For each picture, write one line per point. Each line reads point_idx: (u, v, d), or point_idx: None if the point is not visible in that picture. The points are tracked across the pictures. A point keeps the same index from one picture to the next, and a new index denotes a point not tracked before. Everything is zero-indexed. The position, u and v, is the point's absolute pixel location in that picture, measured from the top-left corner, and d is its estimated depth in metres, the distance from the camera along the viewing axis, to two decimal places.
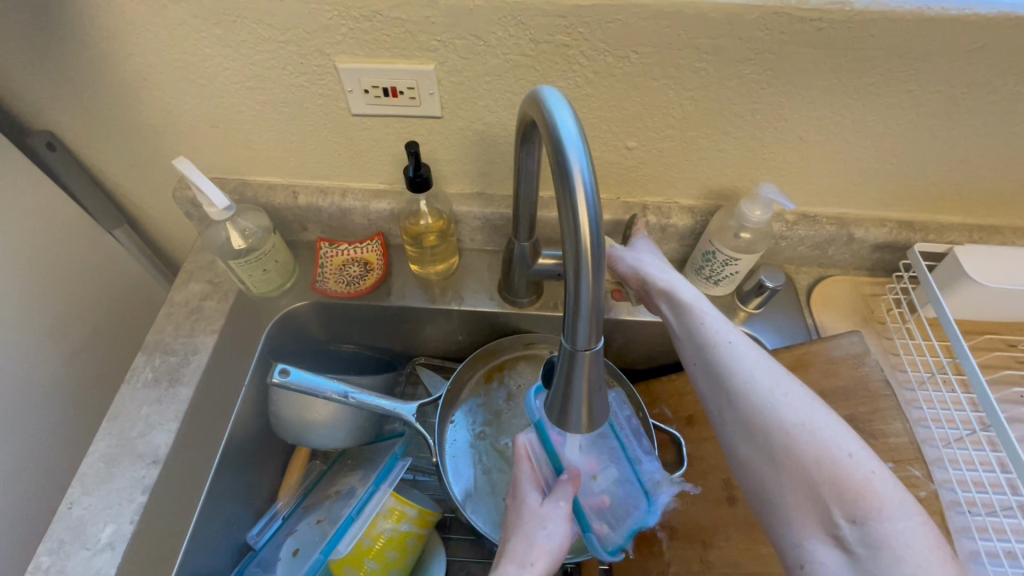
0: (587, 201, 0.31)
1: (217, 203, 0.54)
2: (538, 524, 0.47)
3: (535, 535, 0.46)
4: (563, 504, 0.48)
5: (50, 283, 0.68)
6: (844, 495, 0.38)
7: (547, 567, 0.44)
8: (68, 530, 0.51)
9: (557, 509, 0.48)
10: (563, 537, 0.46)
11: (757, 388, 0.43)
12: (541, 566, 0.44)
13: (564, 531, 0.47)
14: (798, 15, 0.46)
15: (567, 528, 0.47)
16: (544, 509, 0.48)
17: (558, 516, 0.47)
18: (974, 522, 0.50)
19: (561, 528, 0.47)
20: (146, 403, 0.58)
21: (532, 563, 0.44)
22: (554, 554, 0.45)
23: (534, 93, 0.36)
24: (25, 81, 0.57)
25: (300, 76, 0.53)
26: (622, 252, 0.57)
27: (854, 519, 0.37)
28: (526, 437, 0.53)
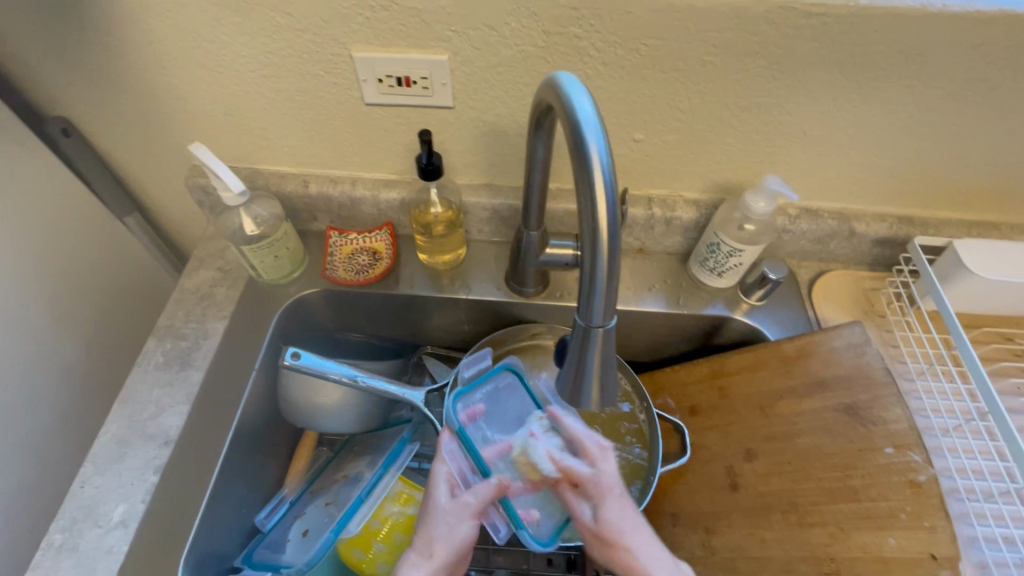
0: (604, 182, 0.32)
1: (232, 187, 0.55)
2: (443, 520, 0.49)
3: (439, 528, 0.48)
4: (472, 501, 0.50)
5: (61, 269, 0.69)
6: None
7: (446, 560, 0.47)
8: (80, 509, 0.52)
9: (464, 507, 0.50)
10: (466, 534, 0.49)
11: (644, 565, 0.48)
12: (439, 559, 0.47)
13: (468, 531, 0.49)
14: (804, 10, 0.47)
15: (468, 526, 0.49)
16: (450, 506, 0.50)
17: (465, 512, 0.49)
18: (972, 508, 0.51)
19: (466, 527, 0.49)
20: (157, 385, 0.59)
21: (431, 554, 0.48)
22: (451, 548, 0.48)
23: (551, 78, 0.37)
24: (44, 68, 0.58)
25: (316, 64, 0.54)
26: None
27: None
28: (449, 441, 0.54)
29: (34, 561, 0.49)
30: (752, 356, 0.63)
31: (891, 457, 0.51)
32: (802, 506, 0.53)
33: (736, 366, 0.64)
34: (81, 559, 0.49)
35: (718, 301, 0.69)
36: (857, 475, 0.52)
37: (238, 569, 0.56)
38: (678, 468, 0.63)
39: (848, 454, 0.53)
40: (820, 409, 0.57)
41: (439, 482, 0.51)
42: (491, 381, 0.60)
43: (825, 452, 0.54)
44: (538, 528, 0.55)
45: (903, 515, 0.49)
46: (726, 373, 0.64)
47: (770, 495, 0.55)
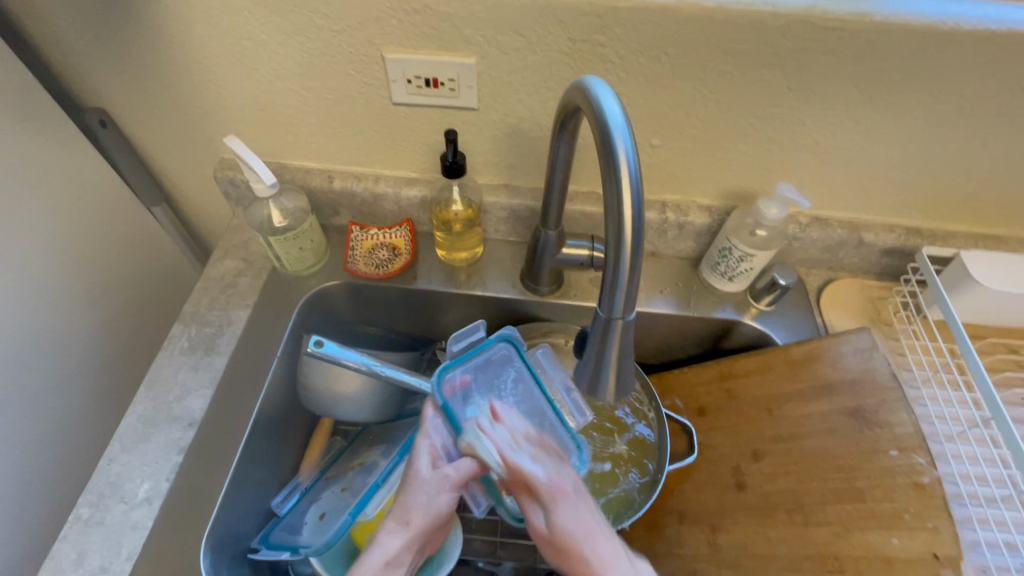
0: (631, 181, 0.34)
1: (263, 178, 0.57)
2: (420, 490, 0.49)
3: (417, 497, 0.49)
4: (453, 475, 0.50)
5: (90, 254, 0.71)
6: None
7: (421, 528, 0.49)
8: (107, 484, 0.53)
9: (444, 479, 0.50)
10: (445, 504, 0.50)
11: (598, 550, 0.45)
12: (416, 527, 0.48)
13: (447, 502, 0.50)
14: (821, 24, 0.49)
15: (447, 498, 0.50)
16: (430, 477, 0.50)
17: (445, 485, 0.50)
18: (974, 513, 0.52)
19: (445, 498, 0.50)
20: (182, 368, 0.61)
21: (408, 522, 0.48)
22: (430, 515, 0.49)
23: (580, 82, 0.39)
24: (86, 60, 0.60)
25: (348, 64, 0.57)
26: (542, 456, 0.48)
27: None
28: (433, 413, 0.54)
29: (63, 533, 0.51)
30: (761, 359, 0.65)
31: (896, 459, 0.53)
32: (807, 506, 0.54)
33: (745, 369, 0.65)
34: (108, 533, 0.51)
35: (727, 305, 0.70)
36: (862, 476, 0.53)
37: (255, 549, 0.58)
38: (685, 466, 0.65)
39: (854, 456, 0.54)
40: (826, 411, 0.58)
41: (422, 453, 0.51)
42: (482, 354, 0.60)
43: (831, 453, 0.55)
44: (516, 503, 0.56)
45: (906, 515, 0.50)
46: (734, 376, 0.66)
47: (775, 494, 0.57)
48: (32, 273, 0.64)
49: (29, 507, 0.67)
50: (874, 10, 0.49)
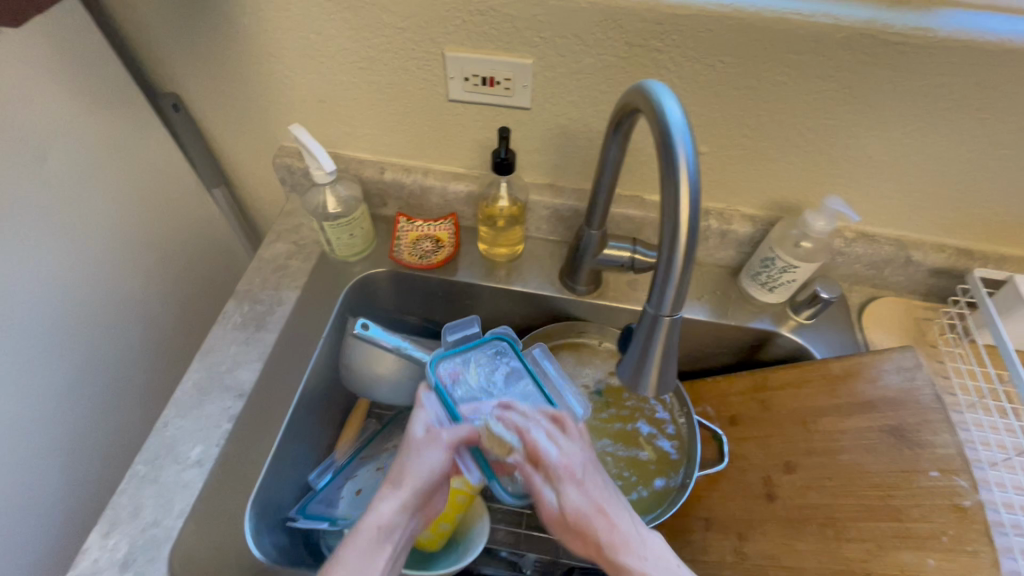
0: (689, 180, 0.35)
1: (323, 165, 0.59)
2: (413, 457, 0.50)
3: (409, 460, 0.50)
4: (445, 436, 0.50)
5: (154, 231, 0.75)
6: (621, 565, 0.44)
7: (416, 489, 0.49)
8: (162, 446, 0.57)
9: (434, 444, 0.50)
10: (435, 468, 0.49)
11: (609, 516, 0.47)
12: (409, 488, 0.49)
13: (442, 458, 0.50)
14: (882, 38, 0.49)
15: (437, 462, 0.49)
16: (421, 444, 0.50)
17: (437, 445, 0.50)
18: (1015, 543, 0.50)
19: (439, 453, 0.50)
20: (234, 342, 0.64)
21: (401, 484, 0.49)
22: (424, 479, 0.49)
23: (641, 84, 0.40)
24: (166, 49, 0.64)
25: (409, 60, 0.59)
26: (560, 432, 0.50)
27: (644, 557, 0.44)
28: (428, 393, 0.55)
29: (120, 487, 0.54)
30: (797, 371, 0.64)
31: (936, 480, 0.52)
32: (840, 521, 0.54)
33: (780, 381, 0.65)
34: (161, 491, 0.54)
35: (765, 315, 0.70)
36: (899, 495, 0.52)
37: (293, 518, 0.59)
38: (715, 474, 0.64)
39: (891, 474, 0.54)
40: (864, 428, 0.57)
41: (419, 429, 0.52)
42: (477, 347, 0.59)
43: (868, 471, 0.55)
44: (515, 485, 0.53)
45: (944, 537, 0.49)
46: (770, 388, 0.65)
47: (807, 507, 0.56)
48: (105, 246, 0.68)
49: (84, 469, 0.71)
50: (937, 26, 0.49)
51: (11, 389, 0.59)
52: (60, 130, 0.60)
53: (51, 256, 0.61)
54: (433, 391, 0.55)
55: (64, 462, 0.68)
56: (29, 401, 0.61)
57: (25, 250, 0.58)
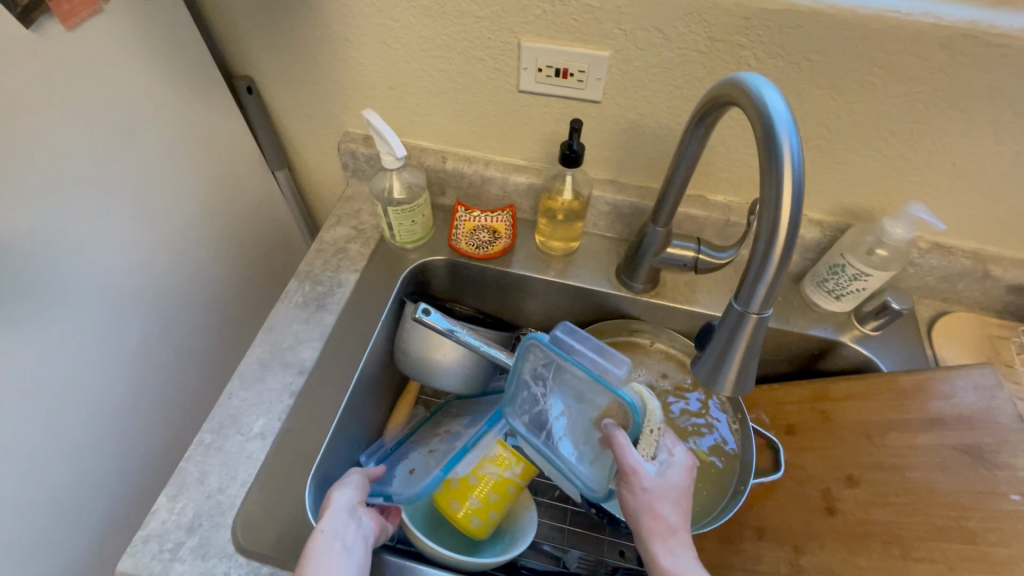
0: (793, 174, 0.34)
1: (394, 151, 0.60)
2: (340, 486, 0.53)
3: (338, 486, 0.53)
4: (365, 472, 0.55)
5: (222, 211, 0.78)
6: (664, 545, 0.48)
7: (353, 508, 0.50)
8: (226, 416, 0.58)
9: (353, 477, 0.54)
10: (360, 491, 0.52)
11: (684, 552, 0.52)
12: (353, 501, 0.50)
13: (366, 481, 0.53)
14: (985, 39, 0.47)
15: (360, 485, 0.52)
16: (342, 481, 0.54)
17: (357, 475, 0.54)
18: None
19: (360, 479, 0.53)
20: (296, 321, 0.66)
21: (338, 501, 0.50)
22: (352, 499, 0.51)
23: (737, 77, 0.39)
24: (247, 32, 0.66)
25: (483, 50, 0.59)
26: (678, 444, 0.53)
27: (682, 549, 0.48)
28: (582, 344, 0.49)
29: (187, 454, 0.56)
30: (862, 384, 0.62)
31: (1017, 504, 0.49)
32: (907, 540, 0.52)
33: (843, 393, 0.63)
34: (225, 459, 0.56)
35: (828, 324, 0.68)
36: (973, 517, 0.50)
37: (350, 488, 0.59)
38: (770, 483, 0.63)
39: (966, 495, 0.51)
40: (937, 446, 0.55)
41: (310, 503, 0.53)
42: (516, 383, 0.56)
43: (940, 490, 0.53)
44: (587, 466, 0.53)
45: None
46: (832, 399, 0.63)
47: (871, 523, 0.54)
48: (179, 223, 0.70)
49: (148, 439, 0.73)
50: None
51: (90, 355, 0.61)
52: (149, 108, 0.62)
53: (133, 229, 0.64)
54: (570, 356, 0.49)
55: (133, 430, 0.70)
56: (106, 368, 0.64)
57: (111, 222, 0.61)
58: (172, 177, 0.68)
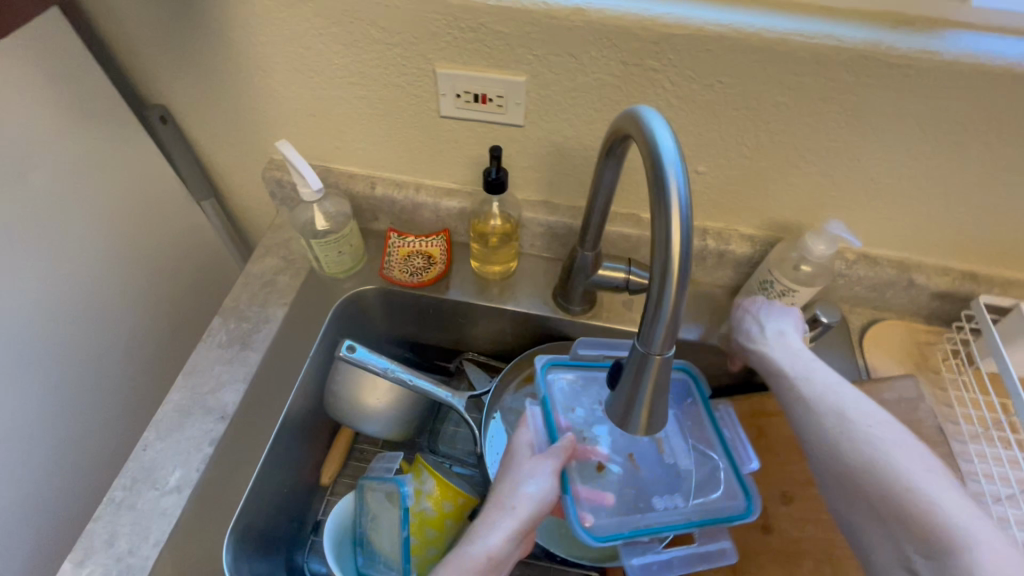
0: (680, 213, 0.33)
1: (310, 183, 0.58)
2: (525, 473, 0.48)
3: (524, 484, 0.47)
4: (553, 461, 0.49)
5: (136, 243, 0.74)
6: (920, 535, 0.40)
7: (529, 517, 0.46)
8: (141, 470, 0.55)
9: (544, 465, 0.49)
10: (552, 491, 0.48)
11: (903, 472, 0.42)
12: (522, 514, 0.46)
13: (552, 484, 0.48)
14: (885, 60, 0.48)
15: (553, 484, 0.48)
16: (531, 462, 0.49)
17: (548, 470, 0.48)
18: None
19: (548, 479, 0.48)
20: (219, 361, 0.63)
21: (515, 507, 0.47)
22: (536, 501, 0.47)
23: (634, 111, 0.39)
24: (153, 60, 0.63)
25: (400, 76, 0.58)
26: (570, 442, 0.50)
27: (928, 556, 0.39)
28: (532, 408, 0.55)
29: (96, 514, 0.53)
30: None
31: None
32: (837, 556, 0.54)
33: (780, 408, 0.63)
34: (137, 518, 0.53)
35: None
36: None
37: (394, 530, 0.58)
38: None
39: None
40: None
41: (532, 407, 0.55)
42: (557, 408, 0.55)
43: None
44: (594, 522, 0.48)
45: None
46: (770, 414, 0.63)
47: (805, 541, 0.55)
48: (77, 256, 0.67)
49: (51, 487, 0.69)
50: (944, 49, 0.47)
51: None
52: (25, 140, 0.59)
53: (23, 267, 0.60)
54: (538, 409, 0.55)
55: (36, 477, 0.66)
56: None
57: None
58: (63, 211, 0.64)
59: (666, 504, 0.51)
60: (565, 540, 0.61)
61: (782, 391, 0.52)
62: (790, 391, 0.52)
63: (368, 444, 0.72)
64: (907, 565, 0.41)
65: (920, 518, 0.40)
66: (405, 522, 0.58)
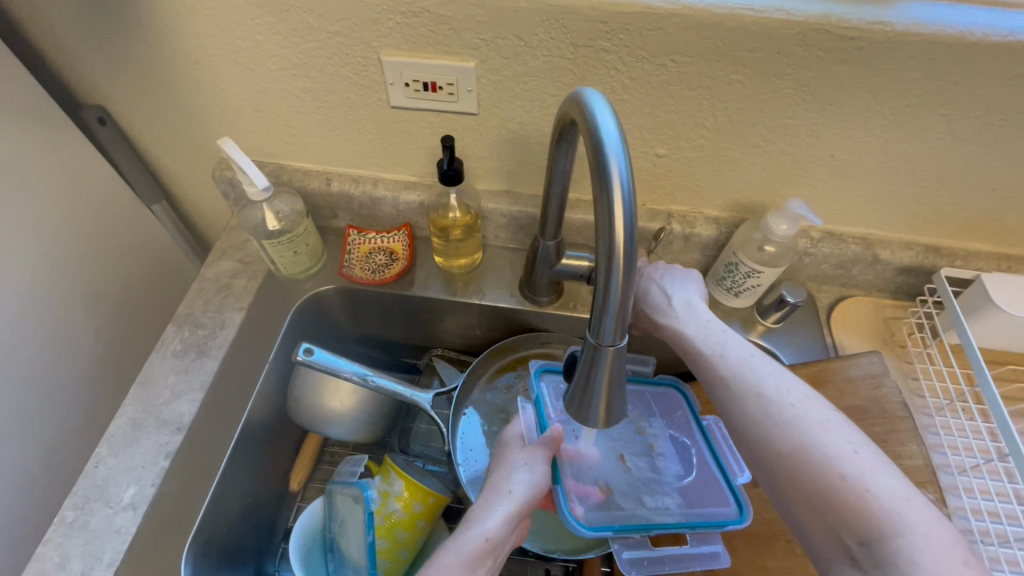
0: (624, 198, 0.32)
1: (256, 182, 0.56)
2: (517, 461, 0.47)
3: (516, 470, 0.46)
4: (544, 449, 0.47)
5: (85, 251, 0.71)
6: (849, 519, 0.37)
7: (524, 501, 0.45)
8: (93, 488, 0.53)
9: (535, 453, 0.47)
10: (542, 478, 0.46)
11: (835, 458, 0.38)
12: (517, 498, 0.45)
13: (545, 473, 0.47)
14: (837, 33, 0.47)
15: (544, 471, 0.46)
16: (523, 450, 0.47)
17: (539, 458, 0.47)
18: (1001, 554, 0.48)
19: (542, 468, 0.47)
20: (173, 371, 0.60)
21: (510, 489, 0.45)
22: (529, 488, 0.45)
23: (577, 94, 0.37)
24: (84, 56, 0.59)
25: (345, 66, 0.55)
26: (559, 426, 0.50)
27: (862, 540, 0.36)
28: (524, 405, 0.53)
29: (47, 536, 0.51)
30: None
31: None
32: None
33: None
34: (90, 538, 0.51)
35: (733, 320, 0.68)
36: None
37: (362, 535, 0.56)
38: None
39: None
40: None
41: (523, 403, 0.53)
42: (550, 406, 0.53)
43: None
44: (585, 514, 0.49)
45: None
46: None
47: (777, 523, 0.55)
48: (19, 268, 0.63)
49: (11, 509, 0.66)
50: (895, 19, 0.46)
51: None
52: None
53: None
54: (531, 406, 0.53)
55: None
56: None
57: None
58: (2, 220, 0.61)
59: (656, 502, 0.51)
60: (532, 532, 0.60)
61: (706, 379, 0.48)
62: (690, 355, 0.50)
63: (338, 447, 0.70)
64: (849, 559, 0.37)
65: (851, 503, 0.37)
66: (371, 525, 0.56)
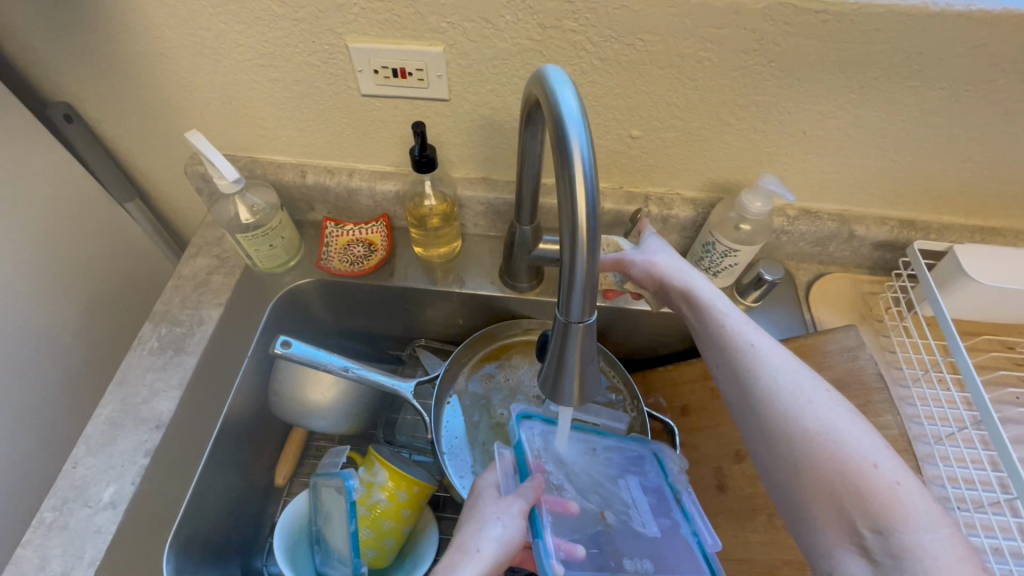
0: (585, 176, 0.32)
1: (226, 175, 0.55)
2: (490, 513, 0.44)
3: (487, 525, 0.44)
4: (518, 501, 0.45)
5: (57, 251, 0.70)
6: (868, 505, 0.36)
7: (492, 561, 0.42)
8: (72, 488, 0.53)
9: (509, 505, 0.45)
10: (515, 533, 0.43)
11: (858, 449, 0.38)
12: (485, 556, 0.42)
13: (517, 529, 0.44)
14: (802, 7, 0.47)
15: (519, 526, 0.44)
16: (497, 503, 0.45)
17: (512, 512, 0.44)
18: (977, 519, 0.49)
19: (515, 522, 0.44)
20: (151, 370, 0.60)
21: (478, 548, 0.42)
22: (501, 544, 0.43)
23: (540, 72, 0.37)
24: (44, 52, 0.58)
25: (312, 54, 0.55)
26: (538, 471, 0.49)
27: (878, 529, 0.36)
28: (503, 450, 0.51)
29: (25, 538, 0.50)
30: None
31: None
32: None
33: None
34: (70, 538, 0.50)
35: None
36: None
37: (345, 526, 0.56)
38: None
39: None
40: None
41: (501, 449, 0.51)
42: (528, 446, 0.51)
43: None
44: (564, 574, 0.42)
45: None
46: None
47: (757, 497, 0.55)
48: None
49: None
50: None
51: None
52: None
53: None
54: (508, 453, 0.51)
55: None
56: None
57: None
58: None
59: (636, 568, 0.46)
60: None
61: (719, 353, 0.47)
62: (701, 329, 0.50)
63: (325, 440, 0.70)
64: (860, 548, 0.36)
65: (871, 491, 0.36)
66: (354, 516, 0.56)
